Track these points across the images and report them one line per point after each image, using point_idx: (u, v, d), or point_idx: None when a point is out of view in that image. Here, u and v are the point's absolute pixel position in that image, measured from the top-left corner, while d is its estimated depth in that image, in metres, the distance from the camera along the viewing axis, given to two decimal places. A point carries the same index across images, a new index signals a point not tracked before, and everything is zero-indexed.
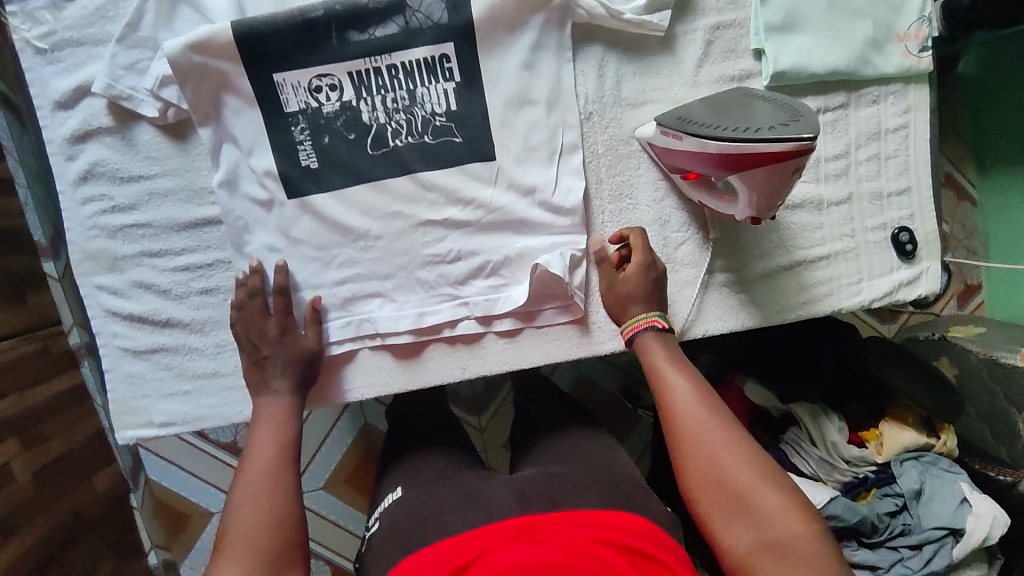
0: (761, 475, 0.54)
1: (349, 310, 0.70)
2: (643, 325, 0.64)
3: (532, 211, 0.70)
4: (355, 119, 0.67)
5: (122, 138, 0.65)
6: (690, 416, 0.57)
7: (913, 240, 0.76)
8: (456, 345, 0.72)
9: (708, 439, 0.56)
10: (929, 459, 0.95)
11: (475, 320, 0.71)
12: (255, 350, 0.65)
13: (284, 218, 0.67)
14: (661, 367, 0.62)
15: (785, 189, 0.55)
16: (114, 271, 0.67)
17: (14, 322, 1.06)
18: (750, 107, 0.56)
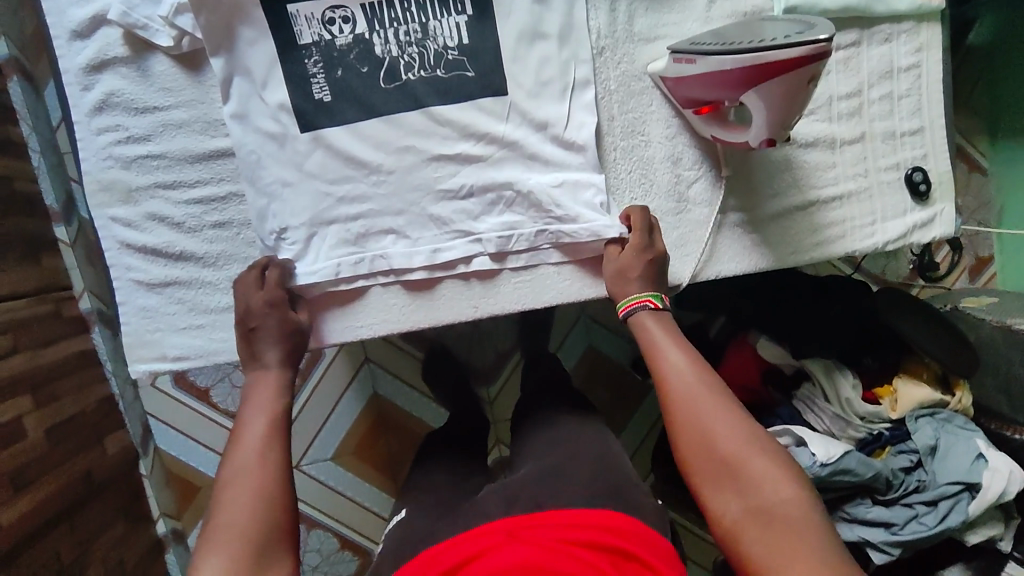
0: (751, 445, 0.56)
1: (362, 246, 0.70)
2: (636, 304, 0.66)
3: (544, 146, 0.70)
4: (368, 52, 0.67)
5: (137, 69, 0.65)
6: (684, 389, 0.60)
7: (927, 180, 0.75)
8: (471, 280, 0.72)
9: (701, 410, 0.59)
10: (943, 416, 0.94)
11: (489, 257, 0.71)
12: (243, 324, 0.65)
13: (296, 151, 0.67)
14: (658, 342, 0.64)
15: (801, 102, 0.55)
16: (129, 202, 0.67)
17: (27, 282, 1.06)
18: (761, 27, 0.57)
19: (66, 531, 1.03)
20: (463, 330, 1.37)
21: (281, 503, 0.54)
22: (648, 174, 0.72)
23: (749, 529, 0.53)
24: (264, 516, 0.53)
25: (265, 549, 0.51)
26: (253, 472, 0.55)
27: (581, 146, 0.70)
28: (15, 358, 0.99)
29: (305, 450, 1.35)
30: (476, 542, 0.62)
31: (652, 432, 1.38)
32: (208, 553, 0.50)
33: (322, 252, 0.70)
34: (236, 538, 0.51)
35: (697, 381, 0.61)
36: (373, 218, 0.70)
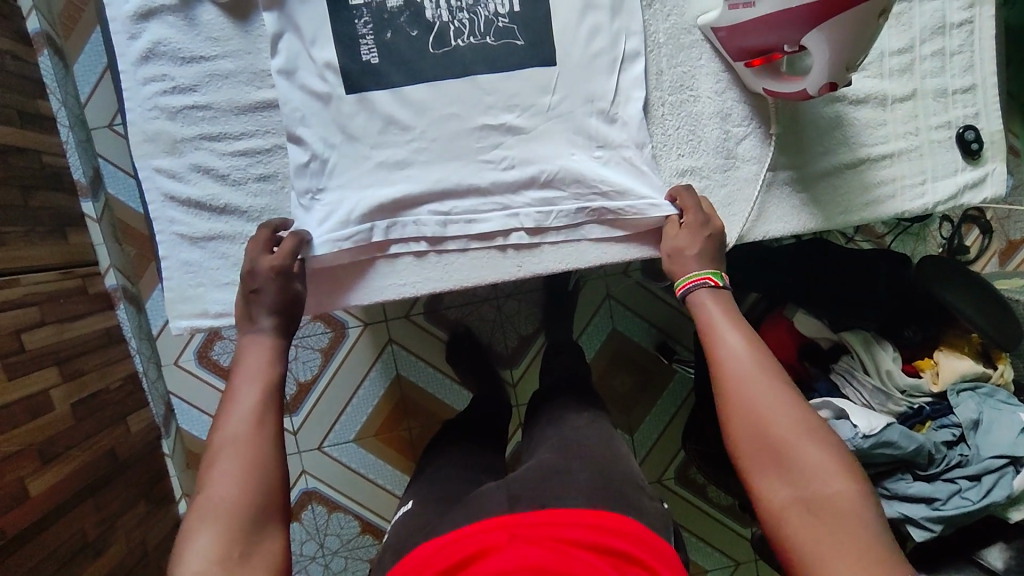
0: (806, 433, 0.53)
1: (396, 215, 0.67)
2: (693, 284, 0.64)
3: (592, 110, 0.68)
4: (418, 16, 0.65)
5: (184, 18, 0.64)
6: (739, 367, 0.57)
7: (979, 139, 0.74)
8: (507, 251, 0.69)
9: (754, 392, 0.56)
10: (985, 391, 0.91)
11: (525, 232, 0.69)
12: (248, 284, 0.61)
13: (340, 112, 0.65)
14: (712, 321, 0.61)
15: (867, 39, 0.55)
16: (174, 154, 0.66)
17: (55, 256, 1.06)
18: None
19: (90, 507, 1.01)
20: (487, 313, 1.35)
21: (271, 477, 0.51)
22: (696, 130, 0.71)
23: (797, 520, 0.50)
24: (252, 491, 0.49)
25: (255, 530, 0.48)
26: (241, 445, 0.51)
27: (625, 122, 0.69)
28: (41, 330, 0.98)
29: (327, 432, 1.34)
30: (481, 537, 0.60)
31: (677, 415, 1.36)
32: (193, 530, 0.47)
33: (353, 216, 0.65)
34: (221, 516, 0.48)
35: (750, 361, 0.58)
36: (412, 182, 0.66)
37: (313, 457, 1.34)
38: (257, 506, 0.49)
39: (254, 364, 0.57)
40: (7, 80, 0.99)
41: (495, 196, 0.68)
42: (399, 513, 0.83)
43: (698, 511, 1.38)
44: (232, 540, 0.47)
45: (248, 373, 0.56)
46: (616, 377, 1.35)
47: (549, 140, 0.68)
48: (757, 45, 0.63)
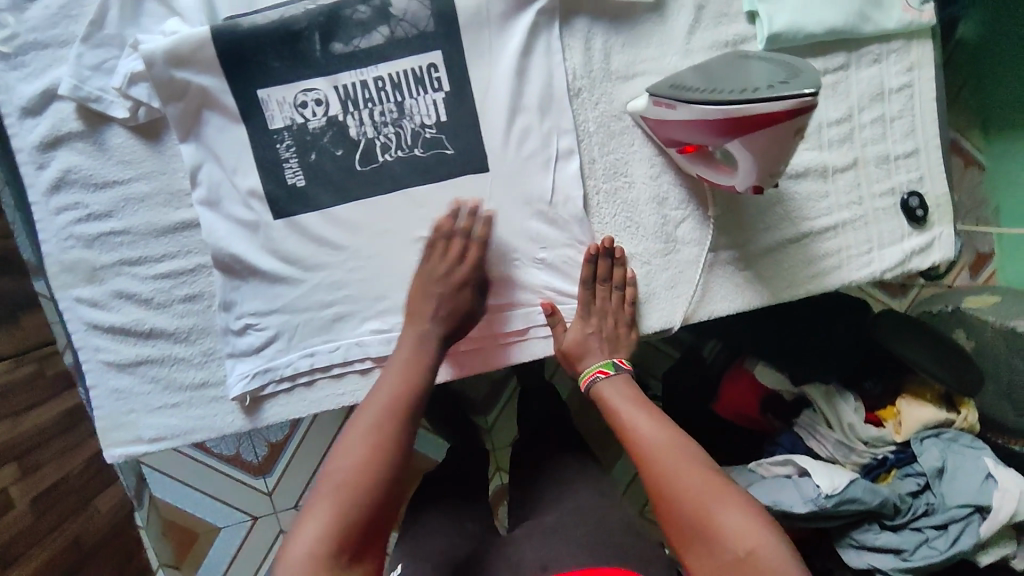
0: (720, 495, 0.50)
1: (335, 334, 0.67)
2: (589, 379, 0.64)
3: (526, 212, 0.67)
4: (342, 135, 0.64)
5: (94, 143, 0.62)
6: (645, 442, 0.55)
7: (923, 205, 0.72)
8: (455, 357, 0.69)
9: (676, 475, 0.52)
10: (949, 436, 0.91)
11: (469, 341, 0.69)
12: (444, 290, 0.62)
13: (270, 238, 0.65)
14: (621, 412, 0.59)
15: (788, 153, 0.52)
16: (94, 282, 0.64)
17: (21, 339, 1.01)
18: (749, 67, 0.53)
19: None
20: None
21: (390, 469, 0.49)
22: (633, 217, 0.70)
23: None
24: (372, 479, 0.48)
25: (361, 541, 0.46)
26: (372, 440, 0.50)
27: (565, 221, 0.68)
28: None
29: (300, 492, 1.31)
30: None
31: None
32: (309, 510, 0.46)
33: (293, 342, 0.67)
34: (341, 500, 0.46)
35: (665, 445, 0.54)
36: (348, 305, 0.67)
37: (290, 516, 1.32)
38: (376, 498, 0.48)
39: (409, 361, 0.58)
40: None
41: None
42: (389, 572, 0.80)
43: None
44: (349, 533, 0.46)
45: (393, 371, 0.56)
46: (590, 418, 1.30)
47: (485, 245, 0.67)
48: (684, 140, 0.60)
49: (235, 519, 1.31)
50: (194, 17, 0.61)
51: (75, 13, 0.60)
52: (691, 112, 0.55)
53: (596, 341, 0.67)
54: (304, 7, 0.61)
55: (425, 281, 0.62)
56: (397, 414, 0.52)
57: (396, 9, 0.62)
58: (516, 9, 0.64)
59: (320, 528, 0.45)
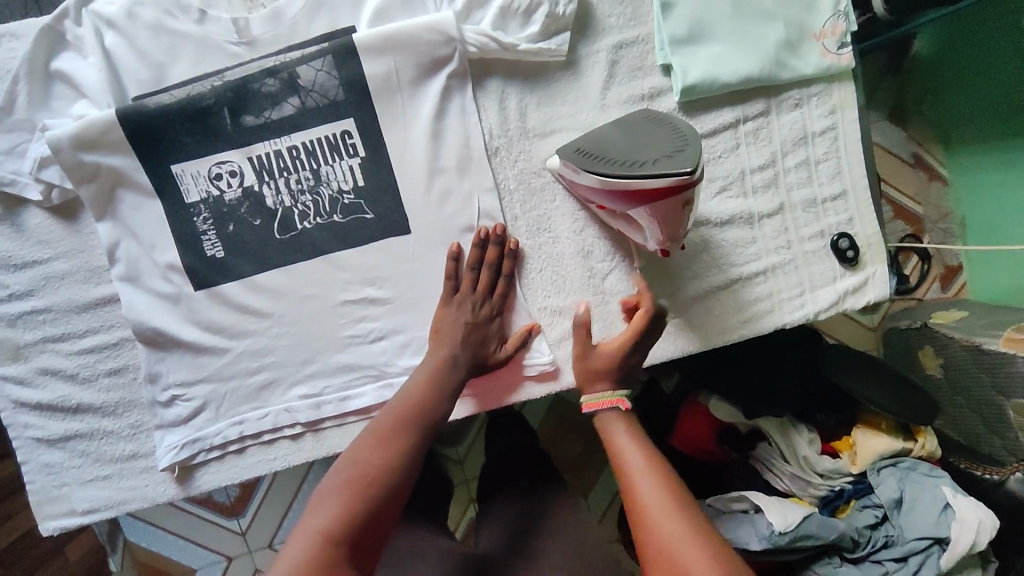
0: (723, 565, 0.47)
1: (265, 400, 0.67)
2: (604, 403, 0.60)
3: None
4: (260, 204, 0.64)
5: (12, 226, 0.63)
6: (649, 495, 0.52)
7: (854, 245, 0.71)
8: None
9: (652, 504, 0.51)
10: (907, 465, 0.90)
11: None
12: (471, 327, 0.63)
13: (192, 309, 0.65)
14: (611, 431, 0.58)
15: (684, 220, 0.53)
16: (19, 360, 0.65)
17: None
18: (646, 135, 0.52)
19: None
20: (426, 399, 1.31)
21: (392, 492, 0.52)
22: (559, 271, 0.69)
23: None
24: (374, 495, 0.51)
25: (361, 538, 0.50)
26: (385, 445, 0.54)
27: None
28: None
29: (275, 531, 1.27)
30: None
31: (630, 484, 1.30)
32: (315, 510, 0.50)
33: (221, 411, 0.66)
34: (346, 506, 0.50)
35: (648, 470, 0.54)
36: (274, 372, 0.66)
37: (265, 555, 1.27)
38: (377, 510, 0.51)
39: (431, 376, 0.60)
40: None
41: (362, 367, 0.67)
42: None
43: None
44: (348, 537, 0.49)
45: (418, 376, 0.60)
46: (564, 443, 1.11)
47: (412, 308, 0.67)
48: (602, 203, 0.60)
49: (211, 560, 1.27)
50: (101, 98, 0.61)
51: None
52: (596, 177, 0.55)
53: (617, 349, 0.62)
54: (211, 83, 0.62)
55: (466, 309, 0.64)
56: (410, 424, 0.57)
57: (305, 81, 0.62)
58: (426, 74, 0.64)
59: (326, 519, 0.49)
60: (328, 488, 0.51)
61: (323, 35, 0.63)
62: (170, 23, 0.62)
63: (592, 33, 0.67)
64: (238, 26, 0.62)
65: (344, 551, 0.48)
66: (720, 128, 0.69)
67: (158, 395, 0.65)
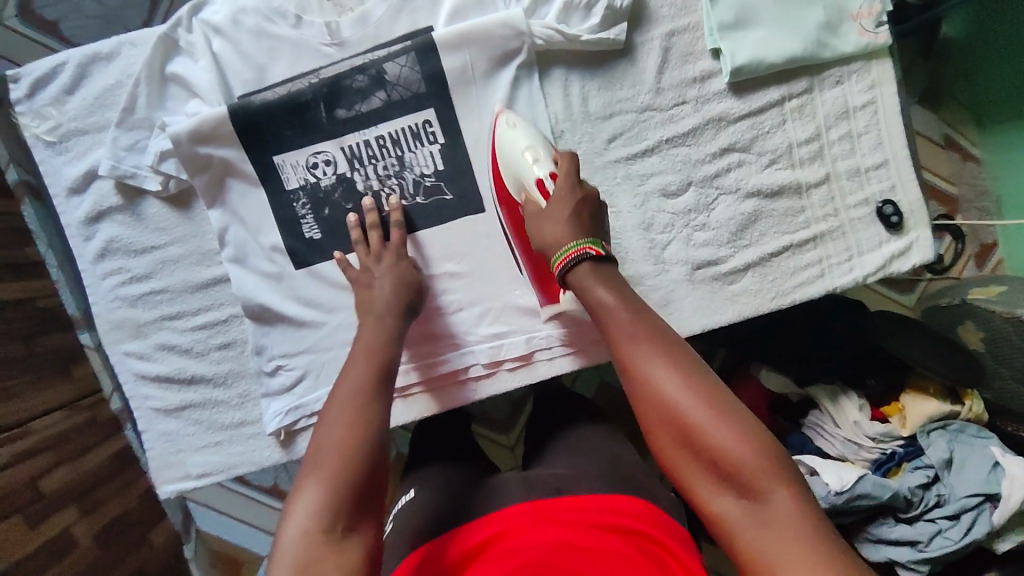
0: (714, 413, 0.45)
1: None
2: (576, 254, 0.55)
3: None
4: (352, 189, 0.71)
5: (131, 215, 0.70)
6: (625, 350, 0.50)
7: (898, 212, 0.75)
8: (469, 383, 0.76)
9: (654, 379, 0.47)
10: (955, 427, 0.93)
11: (482, 365, 0.75)
12: (366, 275, 0.67)
13: (294, 287, 0.72)
14: (595, 295, 0.54)
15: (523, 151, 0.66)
16: (140, 337, 0.72)
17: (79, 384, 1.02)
18: (513, 132, 0.67)
19: None
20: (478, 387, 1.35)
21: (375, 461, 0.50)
22: (623, 242, 0.75)
23: (746, 530, 0.42)
24: (361, 458, 0.50)
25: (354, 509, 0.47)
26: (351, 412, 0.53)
27: None
28: (55, 473, 0.92)
29: None
30: (501, 518, 0.53)
31: None
32: (302, 489, 0.48)
33: (320, 379, 0.72)
34: (329, 479, 0.48)
35: (647, 344, 0.49)
36: None
37: None
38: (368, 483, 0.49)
39: (369, 341, 0.60)
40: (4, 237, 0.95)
41: (448, 336, 0.75)
42: (398, 506, 0.67)
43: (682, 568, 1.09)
44: (338, 516, 0.46)
45: (360, 354, 0.59)
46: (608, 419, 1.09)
47: (492, 281, 0.74)
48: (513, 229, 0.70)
49: None
50: (212, 98, 0.68)
51: (107, 101, 0.68)
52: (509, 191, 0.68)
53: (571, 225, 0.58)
54: (307, 80, 0.68)
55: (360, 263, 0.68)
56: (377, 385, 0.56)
57: (390, 76, 0.69)
58: (498, 65, 0.70)
59: (317, 498, 0.47)
60: (311, 463, 0.49)
61: (405, 34, 0.70)
62: (270, 28, 0.68)
63: (647, 22, 0.73)
64: (330, 28, 0.69)
65: (335, 532, 0.46)
66: (769, 105, 0.74)
67: (264, 365, 0.72)
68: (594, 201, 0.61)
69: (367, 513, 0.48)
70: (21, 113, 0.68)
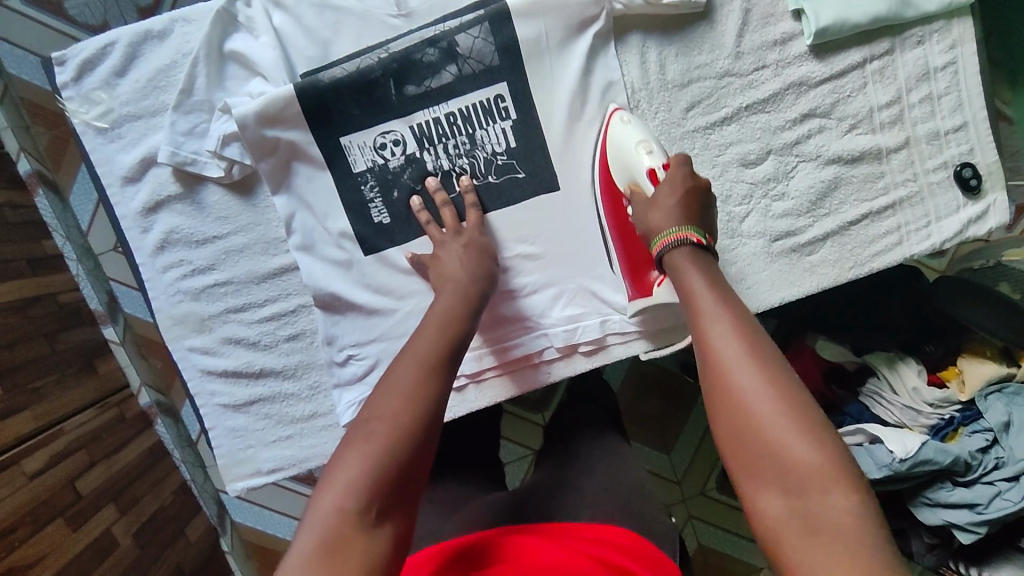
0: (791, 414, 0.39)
1: None
2: (675, 239, 0.52)
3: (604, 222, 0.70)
4: (422, 170, 0.67)
5: (191, 203, 0.67)
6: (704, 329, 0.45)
7: (977, 174, 0.72)
8: (542, 367, 0.73)
9: (728, 370, 0.42)
10: (1013, 390, 0.79)
11: (557, 348, 0.72)
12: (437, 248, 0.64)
13: (363, 274, 0.68)
14: (683, 277, 0.50)
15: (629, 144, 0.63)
16: (204, 331, 0.69)
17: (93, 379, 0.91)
18: (627, 127, 0.64)
19: None
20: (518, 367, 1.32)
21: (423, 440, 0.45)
22: None
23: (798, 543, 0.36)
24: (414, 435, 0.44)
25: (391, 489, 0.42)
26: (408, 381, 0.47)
27: None
28: (92, 473, 0.84)
29: None
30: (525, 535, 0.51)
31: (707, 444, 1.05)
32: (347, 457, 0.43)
33: None
34: (376, 448, 0.43)
35: (729, 328, 0.44)
36: None
37: None
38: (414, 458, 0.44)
39: (452, 316, 0.55)
40: (9, 229, 0.81)
41: (521, 320, 0.71)
42: None
43: (720, 555, 1.06)
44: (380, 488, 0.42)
45: (429, 328, 0.53)
46: (658, 395, 1.06)
47: (570, 261, 0.71)
48: (616, 229, 0.67)
49: None
50: (277, 76, 0.64)
51: (162, 84, 0.65)
52: (614, 183, 0.65)
53: (679, 208, 0.55)
54: (376, 55, 0.65)
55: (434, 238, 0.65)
56: (441, 366, 0.50)
57: (462, 49, 0.65)
58: (574, 33, 0.67)
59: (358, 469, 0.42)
60: (359, 429, 0.44)
61: (475, 4, 0.66)
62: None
63: None
64: None
65: (372, 507, 0.41)
66: (849, 68, 0.71)
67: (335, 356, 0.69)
68: (706, 192, 0.58)
69: (407, 492, 0.43)
70: (69, 98, 0.65)
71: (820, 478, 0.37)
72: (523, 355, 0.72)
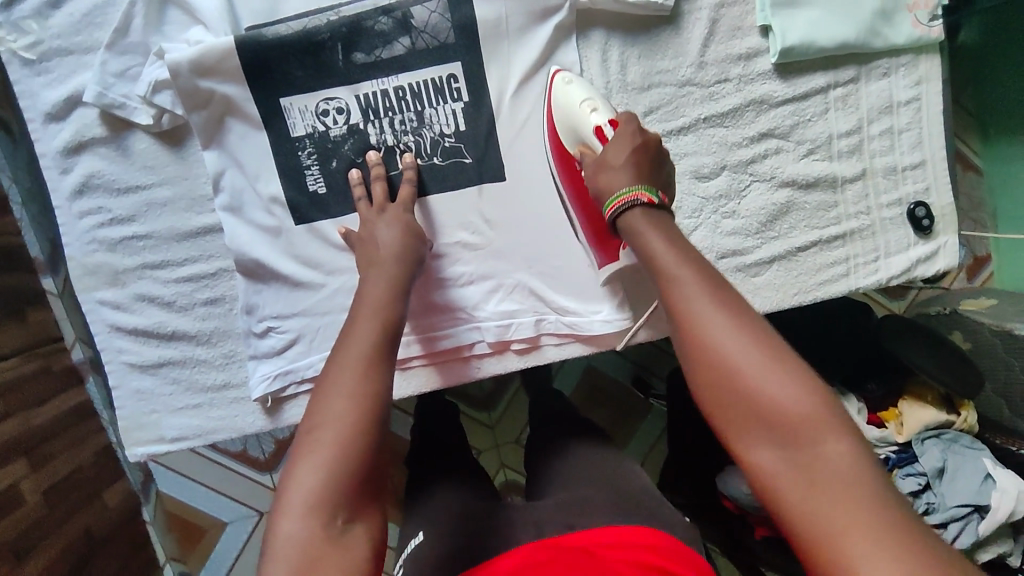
0: (766, 356, 0.37)
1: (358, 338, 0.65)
2: (626, 200, 0.48)
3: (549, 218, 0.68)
4: (364, 143, 0.65)
5: (117, 148, 0.64)
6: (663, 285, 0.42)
7: (930, 215, 0.71)
8: (472, 362, 0.70)
9: (691, 309, 0.40)
10: (949, 436, 0.76)
11: (488, 343, 0.69)
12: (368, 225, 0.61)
13: (292, 243, 0.65)
14: (625, 223, 0.48)
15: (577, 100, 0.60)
16: (116, 285, 0.66)
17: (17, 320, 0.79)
18: (569, 87, 0.62)
19: None
20: None
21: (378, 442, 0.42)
22: None
23: (794, 490, 0.34)
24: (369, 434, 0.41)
25: (351, 495, 0.40)
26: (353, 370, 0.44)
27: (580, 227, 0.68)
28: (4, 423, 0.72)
29: None
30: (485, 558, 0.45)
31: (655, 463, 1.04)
32: (299, 463, 0.40)
33: (314, 344, 0.66)
34: (335, 457, 0.40)
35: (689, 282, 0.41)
36: None
37: None
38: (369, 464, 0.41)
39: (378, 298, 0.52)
40: None
41: (451, 309, 0.69)
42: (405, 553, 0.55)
43: None
44: (340, 496, 0.39)
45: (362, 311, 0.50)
46: (603, 407, 1.03)
47: (510, 254, 0.68)
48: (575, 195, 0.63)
49: (241, 513, 1.11)
50: (219, 27, 0.62)
51: (98, 20, 0.63)
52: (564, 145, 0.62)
53: (632, 166, 0.51)
54: (328, 19, 0.63)
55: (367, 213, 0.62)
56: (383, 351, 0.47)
57: (417, 22, 0.64)
58: (535, 21, 0.65)
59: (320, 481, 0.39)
60: (303, 439, 0.41)
61: None
62: None
63: None
64: None
65: (337, 517, 0.39)
66: (812, 92, 0.70)
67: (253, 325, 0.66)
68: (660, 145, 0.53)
69: (372, 490, 0.41)
70: None
71: (802, 410, 0.35)
72: (450, 348, 0.69)
